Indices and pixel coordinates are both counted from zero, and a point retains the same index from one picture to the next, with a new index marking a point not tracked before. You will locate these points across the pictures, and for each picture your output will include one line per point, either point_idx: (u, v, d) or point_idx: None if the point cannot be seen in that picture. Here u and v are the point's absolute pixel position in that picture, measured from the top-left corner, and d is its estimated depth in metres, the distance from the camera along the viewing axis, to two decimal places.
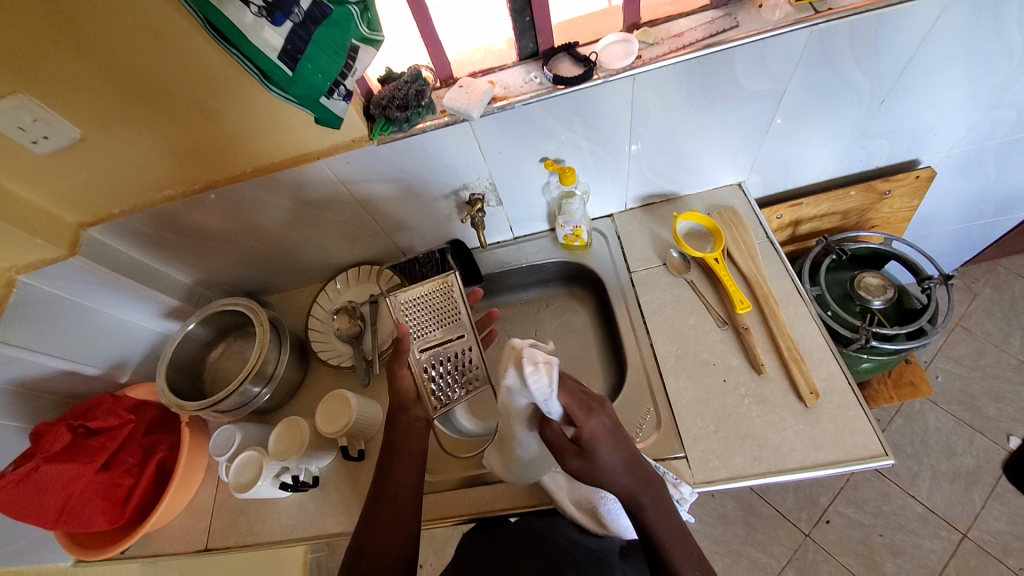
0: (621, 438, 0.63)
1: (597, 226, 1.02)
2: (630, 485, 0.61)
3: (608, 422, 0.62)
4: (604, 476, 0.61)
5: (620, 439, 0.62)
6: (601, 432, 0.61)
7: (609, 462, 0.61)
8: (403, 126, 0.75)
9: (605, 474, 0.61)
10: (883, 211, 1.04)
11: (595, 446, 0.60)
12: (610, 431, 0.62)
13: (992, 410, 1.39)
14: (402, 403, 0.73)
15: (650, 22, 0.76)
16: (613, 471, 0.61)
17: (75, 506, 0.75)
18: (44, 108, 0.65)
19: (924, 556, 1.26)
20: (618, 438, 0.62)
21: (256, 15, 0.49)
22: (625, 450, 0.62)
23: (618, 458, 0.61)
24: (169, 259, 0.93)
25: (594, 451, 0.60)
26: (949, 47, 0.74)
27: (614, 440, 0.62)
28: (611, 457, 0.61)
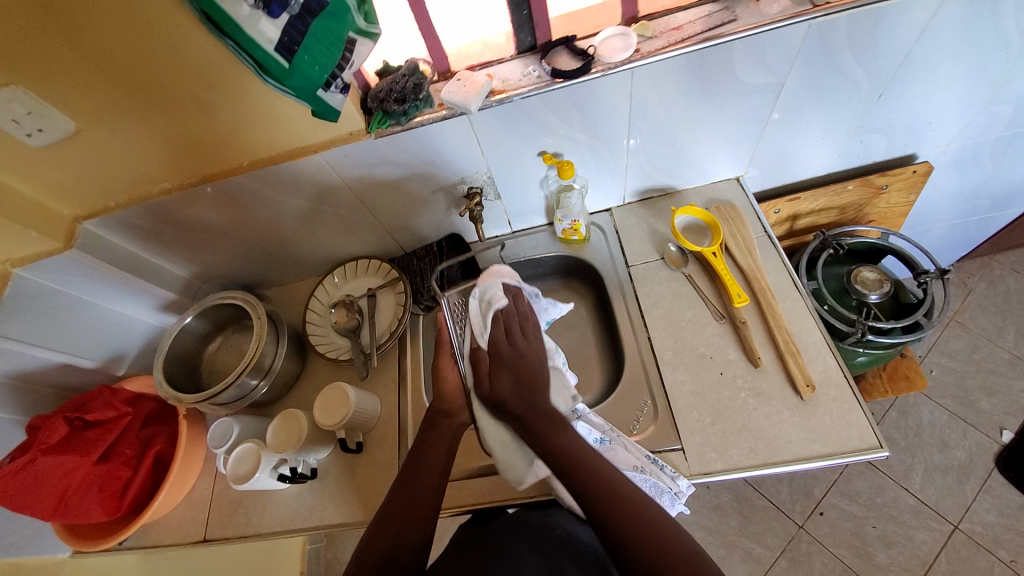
0: (536, 369, 0.75)
1: (595, 220, 1.02)
2: (528, 407, 0.71)
3: (529, 353, 0.76)
4: (504, 407, 0.72)
5: (525, 378, 0.73)
6: (515, 356, 0.75)
7: (504, 390, 0.73)
8: (401, 120, 0.75)
9: (505, 406, 0.72)
10: (880, 205, 1.04)
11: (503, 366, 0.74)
12: (529, 360, 0.75)
13: (985, 403, 1.41)
14: (445, 407, 0.76)
15: (649, 15, 0.75)
16: (511, 402, 0.72)
17: (73, 498, 0.76)
18: (37, 100, 0.64)
19: (915, 548, 1.27)
20: (535, 370, 0.75)
21: (252, 7, 0.50)
22: (532, 379, 0.74)
23: (522, 381, 0.73)
24: (164, 252, 0.93)
25: (498, 372, 0.74)
26: (947, 42, 0.74)
27: (529, 365, 0.75)
28: (515, 377, 0.74)
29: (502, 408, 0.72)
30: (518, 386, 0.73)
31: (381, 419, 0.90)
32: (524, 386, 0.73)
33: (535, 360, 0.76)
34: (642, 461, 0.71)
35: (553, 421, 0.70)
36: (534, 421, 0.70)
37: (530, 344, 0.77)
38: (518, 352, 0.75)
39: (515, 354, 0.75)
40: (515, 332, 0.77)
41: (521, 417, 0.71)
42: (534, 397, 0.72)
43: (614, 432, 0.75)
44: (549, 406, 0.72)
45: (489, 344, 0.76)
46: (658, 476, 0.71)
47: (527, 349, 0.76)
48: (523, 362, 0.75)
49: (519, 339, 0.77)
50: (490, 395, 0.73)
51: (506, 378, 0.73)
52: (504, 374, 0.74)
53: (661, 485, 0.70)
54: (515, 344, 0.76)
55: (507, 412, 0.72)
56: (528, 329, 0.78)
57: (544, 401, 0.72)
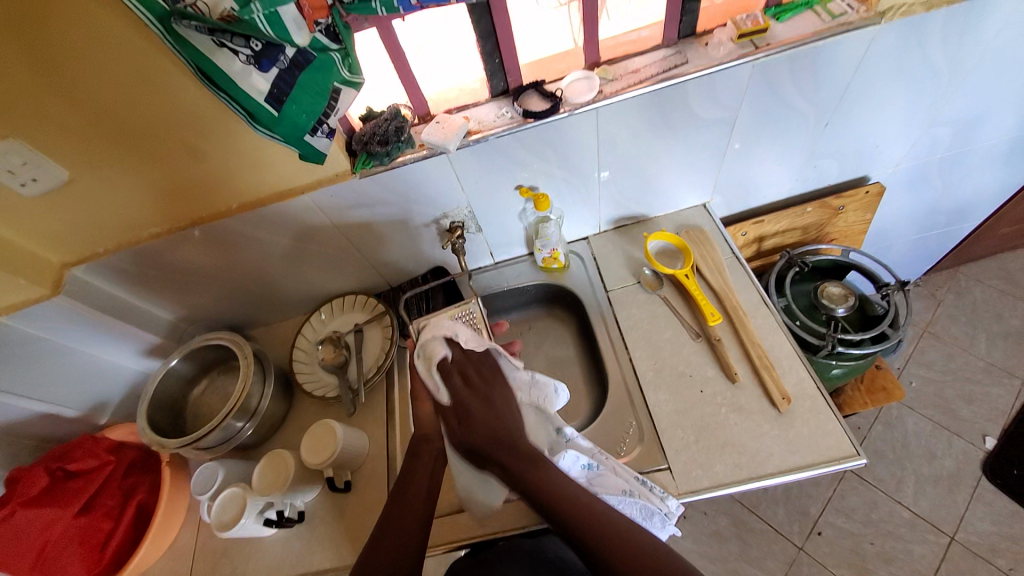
0: (505, 413, 0.71)
1: (574, 248, 1.06)
2: (510, 454, 0.68)
3: (492, 398, 0.72)
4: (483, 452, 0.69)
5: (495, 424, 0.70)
6: (480, 403, 0.71)
7: (477, 437, 0.69)
8: (383, 160, 0.79)
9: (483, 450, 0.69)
10: (839, 224, 1.11)
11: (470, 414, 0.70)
12: (494, 405, 0.71)
13: (965, 411, 1.44)
14: (425, 434, 0.74)
15: (610, 61, 0.83)
16: (488, 447, 0.68)
17: (51, 553, 0.73)
18: (33, 151, 0.67)
19: (915, 563, 1.27)
20: (502, 413, 0.71)
21: (244, 63, 0.54)
22: (506, 423, 0.70)
23: (495, 429, 0.69)
24: (151, 296, 0.94)
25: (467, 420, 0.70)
26: (879, 75, 0.82)
27: (498, 412, 0.71)
28: (488, 428, 0.69)
29: (479, 455, 0.69)
30: (490, 431, 0.69)
31: (369, 455, 0.89)
32: (502, 432, 0.69)
33: (502, 402, 0.72)
34: (631, 483, 0.72)
35: (535, 461, 0.67)
36: (515, 463, 0.67)
37: (491, 389, 0.73)
38: (482, 400, 0.71)
39: (481, 401, 0.71)
40: (472, 379, 0.72)
41: (505, 465, 0.67)
42: (511, 442, 0.69)
43: (602, 454, 0.76)
44: (530, 446, 0.69)
45: (450, 398, 0.71)
46: (647, 498, 0.71)
47: (492, 395, 0.72)
48: (491, 408, 0.71)
49: (479, 384, 0.72)
50: (463, 443, 0.69)
51: (476, 428, 0.69)
52: (472, 427, 0.69)
53: (651, 506, 0.71)
54: (477, 391, 0.72)
55: (485, 457, 0.68)
56: (490, 373, 0.74)
57: (523, 442, 0.69)
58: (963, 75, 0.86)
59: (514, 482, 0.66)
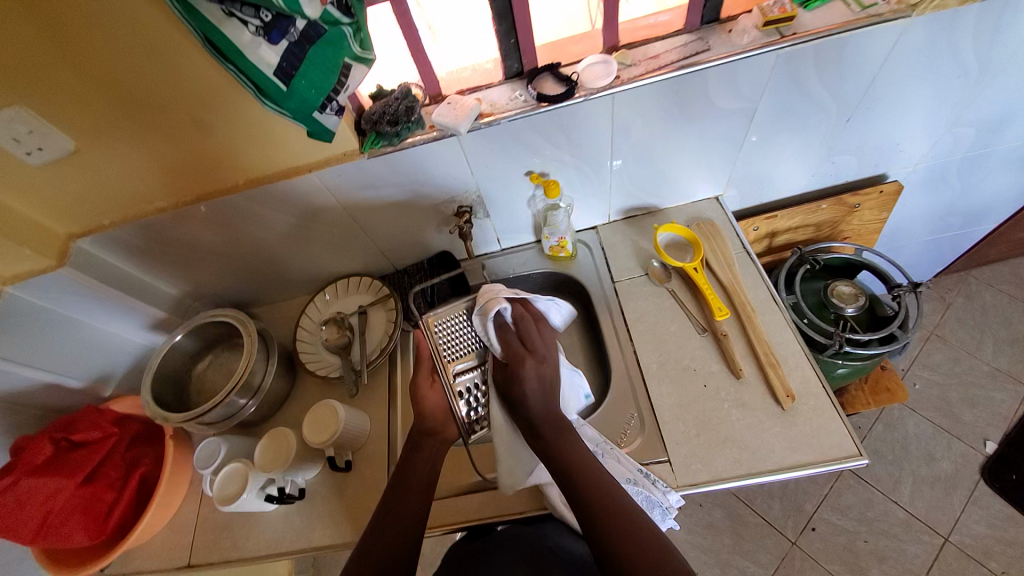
0: (554, 377, 0.74)
1: (582, 238, 1.05)
2: (546, 417, 0.70)
3: (545, 361, 0.73)
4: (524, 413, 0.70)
5: (547, 387, 0.72)
6: (536, 365, 0.72)
7: (530, 397, 0.70)
8: (393, 140, 0.78)
9: (525, 412, 0.70)
10: (853, 222, 1.09)
11: (523, 376, 0.71)
12: (545, 374, 0.72)
13: (968, 415, 1.44)
14: (431, 427, 0.75)
15: (628, 45, 0.80)
16: (534, 409, 0.70)
17: (54, 521, 0.74)
18: (39, 119, 0.66)
19: (908, 562, 1.28)
20: (551, 378, 0.73)
21: (254, 33, 0.52)
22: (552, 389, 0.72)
23: (539, 389, 0.71)
24: (155, 271, 0.93)
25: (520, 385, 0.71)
26: (907, 68, 0.79)
27: (547, 374, 0.73)
28: (536, 391, 0.71)
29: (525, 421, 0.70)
30: (537, 390, 0.71)
31: (370, 437, 0.89)
32: (551, 399, 0.71)
33: (553, 366, 0.74)
34: (634, 474, 0.72)
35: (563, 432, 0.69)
36: (547, 428, 0.69)
37: (546, 352, 0.75)
38: (536, 362, 0.73)
39: (537, 361, 0.73)
40: (529, 336, 0.74)
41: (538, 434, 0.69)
42: (549, 403, 0.71)
43: (605, 445, 0.76)
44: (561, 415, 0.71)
45: (506, 352, 0.74)
46: (649, 489, 0.71)
47: (546, 355, 0.74)
48: (542, 368, 0.73)
49: (537, 345, 0.74)
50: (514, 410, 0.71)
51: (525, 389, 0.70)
52: (524, 387, 0.71)
53: (652, 499, 0.70)
54: (535, 351, 0.74)
55: (522, 417, 0.71)
56: (545, 337, 0.77)
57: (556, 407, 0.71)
58: (993, 74, 0.83)
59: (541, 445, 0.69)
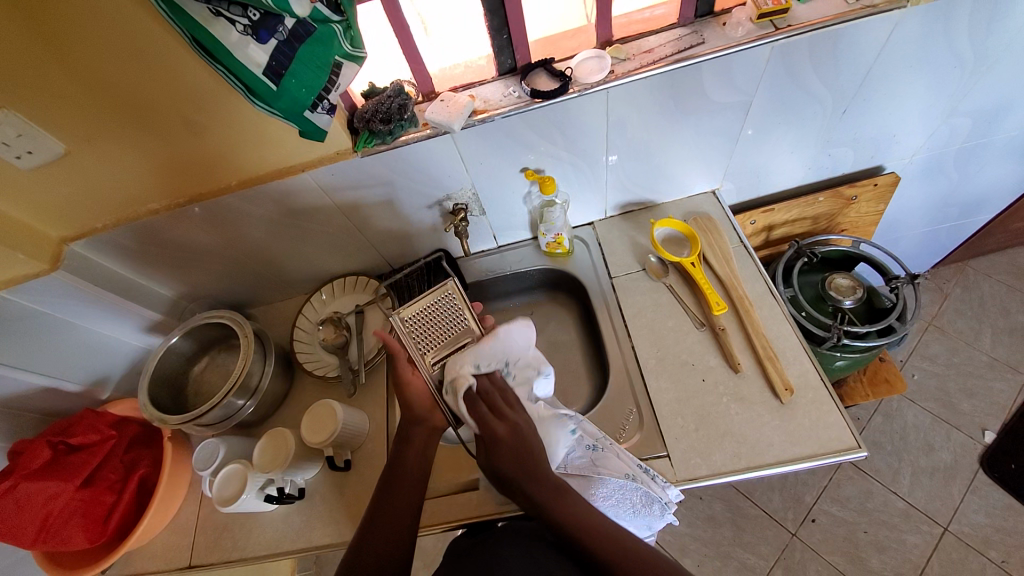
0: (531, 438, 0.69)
1: (579, 234, 1.04)
2: (533, 482, 0.66)
3: (517, 424, 0.70)
4: (512, 483, 0.67)
5: (526, 451, 0.68)
6: (505, 428, 0.69)
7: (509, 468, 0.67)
8: (386, 139, 0.77)
9: (511, 481, 0.67)
10: (851, 214, 1.09)
11: (495, 443, 0.68)
12: (522, 430, 0.70)
13: (966, 406, 1.44)
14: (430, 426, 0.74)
15: (622, 39, 0.79)
16: (515, 475, 0.67)
17: (54, 525, 0.74)
18: (28, 123, 0.65)
19: (907, 552, 1.28)
20: (529, 438, 0.69)
21: (241, 33, 0.52)
22: (532, 447, 0.69)
23: (519, 454, 0.68)
24: (151, 273, 0.93)
25: (497, 455, 0.68)
26: (902, 59, 0.79)
27: (523, 438, 0.69)
28: (514, 456, 0.67)
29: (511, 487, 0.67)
30: (516, 457, 0.67)
31: (369, 435, 0.90)
32: (536, 463, 0.67)
33: (528, 427, 0.71)
34: (633, 469, 0.72)
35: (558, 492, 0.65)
36: (542, 494, 0.65)
37: (516, 415, 0.71)
38: (509, 426, 0.70)
39: (508, 426, 0.69)
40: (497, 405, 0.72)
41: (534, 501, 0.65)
42: (534, 469, 0.67)
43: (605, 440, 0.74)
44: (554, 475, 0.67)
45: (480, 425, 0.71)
46: (648, 486, 0.71)
47: (517, 419, 0.71)
48: (516, 434, 0.69)
49: (505, 409, 0.71)
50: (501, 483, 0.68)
51: (502, 457, 0.67)
52: (501, 455, 0.68)
53: (652, 496, 0.70)
54: (504, 418, 0.70)
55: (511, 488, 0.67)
56: (511, 400, 0.73)
57: (545, 470, 0.67)
58: (989, 64, 0.82)
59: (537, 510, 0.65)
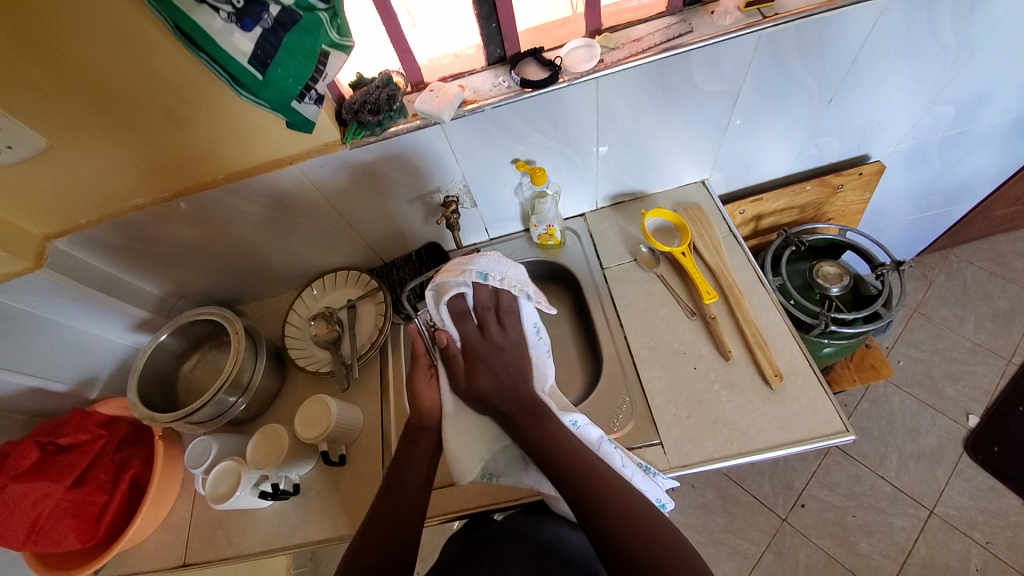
0: (517, 357, 0.77)
1: (570, 225, 1.05)
2: (510, 401, 0.73)
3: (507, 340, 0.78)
4: (488, 402, 0.74)
5: (505, 371, 0.76)
6: (492, 342, 0.77)
7: (487, 388, 0.74)
8: (375, 130, 0.76)
9: (487, 401, 0.74)
10: (837, 203, 1.10)
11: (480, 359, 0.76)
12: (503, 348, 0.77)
13: (951, 390, 1.47)
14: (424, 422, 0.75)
15: (611, 28, 0.79)
16: (493, 397, 0.73)
17: (44, 525, 0.73)
18: (7, 117, 0.64)
19: (895, 534, 1.31)
20: (513, 360, 0.77)
21: (225, 20, 0.51)
22: (516, 371, 0.76)
23: (499, 373, 0.75)
24: (137, 270, 0.91)
25: (477, 372, 0.75)
26: (888, 46, 0.79)
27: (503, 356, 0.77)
28: (494, 373, 0.75)
29: (482, 403, 0.74)
30: (496, 376, 0.75)
31: (363, 430, 0.89)
32: (515, 382, 0.74)
33: (511, 349, 0.77)
34: (638, 474, 0.71)
35: (538, 416, 0.71)
36: (518, 414, 0.72)
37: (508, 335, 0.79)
38: (492, 344, 0.77)
39: (491, 345, 0.77)
40: (495, 323, 0.79)
41: (504, 412, 0.73)
42: (515, 391, 0.74)
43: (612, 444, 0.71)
44: (535, 399, 0.73)
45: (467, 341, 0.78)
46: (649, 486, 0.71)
47: (505, 342, 0.78)
48: (500, 353, 0.77)
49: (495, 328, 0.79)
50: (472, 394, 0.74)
51: (483, 376, 0.75)
52: (478, 368, 0.76)
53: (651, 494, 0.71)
54: (489, 337, 0.78)
55: (487, 406, 0.74)
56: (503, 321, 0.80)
57: (523, 389, 0.74)
58: (971, 52, 0.83)
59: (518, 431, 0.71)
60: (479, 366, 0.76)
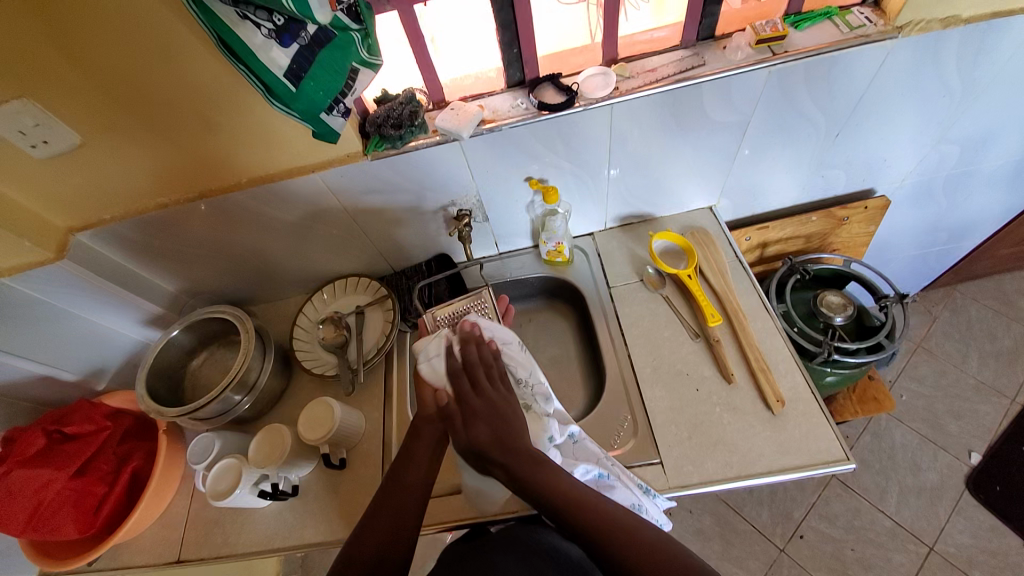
0: (511, 418, 0.70)
1: (579, 244, 1.07)
2: (509, 454, 0.67)
3: (500, 400, 0.72)
4: (483, 454, 0.68)
5: (500, 420, 0.70)
6: (482, 402, 0.71)
7: (480, 435, 0.68)
8: (396, 143, 0.80)
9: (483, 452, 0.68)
10: (842, 235, 1.12)
11: (476, 413, 0.70)
12: (496, 403, 0.71)
13: (953, 427, 1.47)
14: (430, 416, 0.74)
15: (627, 58, 0.83)
16: (489, 449, 0.68)
17: (45, 513, 0.74)
18: (46, 114, 0.67)
19: (894, 570, 1.29)
20: (510, 419, 0.70)
21: (266, 36, 0.54)
22: (510, 423, 0.70)
23: (498, 427, 0.69)
24: (154, 267, 0.94)
25: (472, 424, 0.69)
26: (894, 86, 0.82)
27: (501, 411, 0.70)
28: (490, 424, 0.69)
29: (481, 457, 0.69)
30: (492, 427, 0.69)
31: (365, 435, 0.90)
32: (504, 428, 0.69)
33: (508, 407, 0.71)
34: (636, 495, 0.72)
35: (536, 461, 0.66)
36: (516, 465, 0.66)
37: (497, 389, 0.73)
38: (485, 401, 0.71)
39: (485, 400, 0.71)
40: (481, 380, 0.73)
41: (505, 465, 0.66)
42: (515, 442, 0.68)
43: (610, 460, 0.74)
44: (532, 448, 0.68)
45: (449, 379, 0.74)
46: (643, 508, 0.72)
47: (496, 396, 0.72)
48: (494, 410, 0.71)
49: (480, 377, 0.73)
50: (467, 444, 0.69)
51: (479, 427, 0.69)
52: (475, 424, 0.70)
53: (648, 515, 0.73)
54: (482, 393, 0.72)
55: (487, 460, 0.68)
56: (494, 373, 0.74)
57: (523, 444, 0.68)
58: (976, 95, 0.86)
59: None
60: (472, 425, 0.69)
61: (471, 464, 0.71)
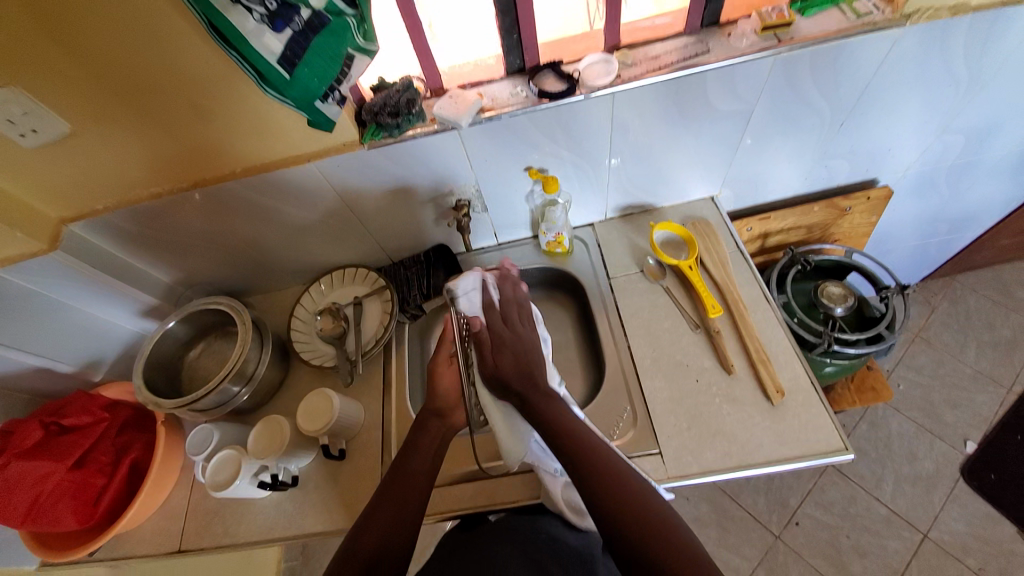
0: (533, 356, 0.75)
1: (579, 234, 1.06)
2: (527, 384, 0.72)
3: (523, 338, 0.76)
4: (505, 379, 0.72)
5: (527, 358, 0.74)
6: (513, 336, 0.76)
7: (505, 364, 0.73)
8: (393, 132, 0.78)
9: (505, 378, 0.72)
10: (843, 226, 1.11)
11: (503, 342, 0.75)
12: (525, 343, 0.76)
13: (950, 416, 1.48)
14: (439, 409, 0.76)
15: (629, 45, 0.81)
16: (511, 375, 0.72)
17: (46, 504, 0.75)
18: (34, 102, 0.65)
19: (888, 556, 1.31)
20: (533, 359, 0.75)
21: (258, 21, 0.52)
22: (533, 362, 0.74)
23: (521, 356, 0.74)
24: (149, 258, 0.93)
25: (501, 351, 0.74)
26: (902, 74, 0.80)
27: (525, 345, 0.75)
28: (515, 354, 0.74)
29: (504, 384, 0.72)
30: (519, 360, 0.73)
31: (364, 426, 0.90)
32: (528, 364, 0.73)
33: (531, 343, 0.76)
34: None
35: (552, 397, 0.72)
36: (535, 397, 0.71)
37: (523, 328, 0.78)
38: (514, 336, 0.76)
39: (514, 335, 0.76)
40: (512, 318, 0.78)
41: (524, 395, 0.71)
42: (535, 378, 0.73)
43: None
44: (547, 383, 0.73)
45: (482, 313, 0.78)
46: None
47: (523, 336, 0.77)
48: (522, 344, 0.76)
49: (513, 317, 0.78)
50: (493, 370, 0.73)
51: (506, 357, 0.73)
52: (499, 351, 0.74)
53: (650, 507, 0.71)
54: (512, 328, 0.77)
55: (509, 389, 0.72)
56: (523, 315, 0.79)
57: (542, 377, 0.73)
58: (983, 84, 0.84)
59: (532, 414, 0.70)
60: (501, 350, 0.74)
61: (490, 393, 0.73)
